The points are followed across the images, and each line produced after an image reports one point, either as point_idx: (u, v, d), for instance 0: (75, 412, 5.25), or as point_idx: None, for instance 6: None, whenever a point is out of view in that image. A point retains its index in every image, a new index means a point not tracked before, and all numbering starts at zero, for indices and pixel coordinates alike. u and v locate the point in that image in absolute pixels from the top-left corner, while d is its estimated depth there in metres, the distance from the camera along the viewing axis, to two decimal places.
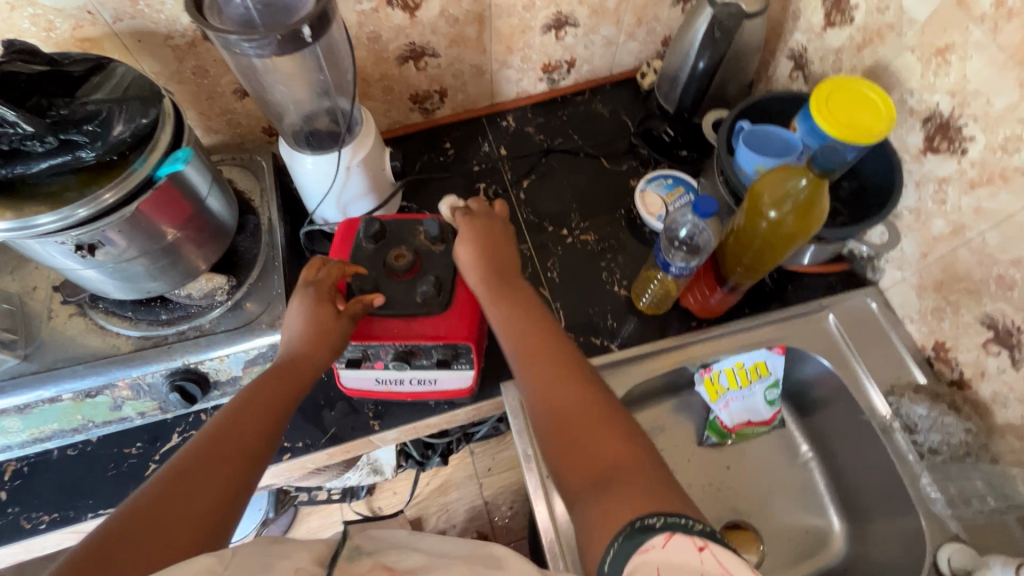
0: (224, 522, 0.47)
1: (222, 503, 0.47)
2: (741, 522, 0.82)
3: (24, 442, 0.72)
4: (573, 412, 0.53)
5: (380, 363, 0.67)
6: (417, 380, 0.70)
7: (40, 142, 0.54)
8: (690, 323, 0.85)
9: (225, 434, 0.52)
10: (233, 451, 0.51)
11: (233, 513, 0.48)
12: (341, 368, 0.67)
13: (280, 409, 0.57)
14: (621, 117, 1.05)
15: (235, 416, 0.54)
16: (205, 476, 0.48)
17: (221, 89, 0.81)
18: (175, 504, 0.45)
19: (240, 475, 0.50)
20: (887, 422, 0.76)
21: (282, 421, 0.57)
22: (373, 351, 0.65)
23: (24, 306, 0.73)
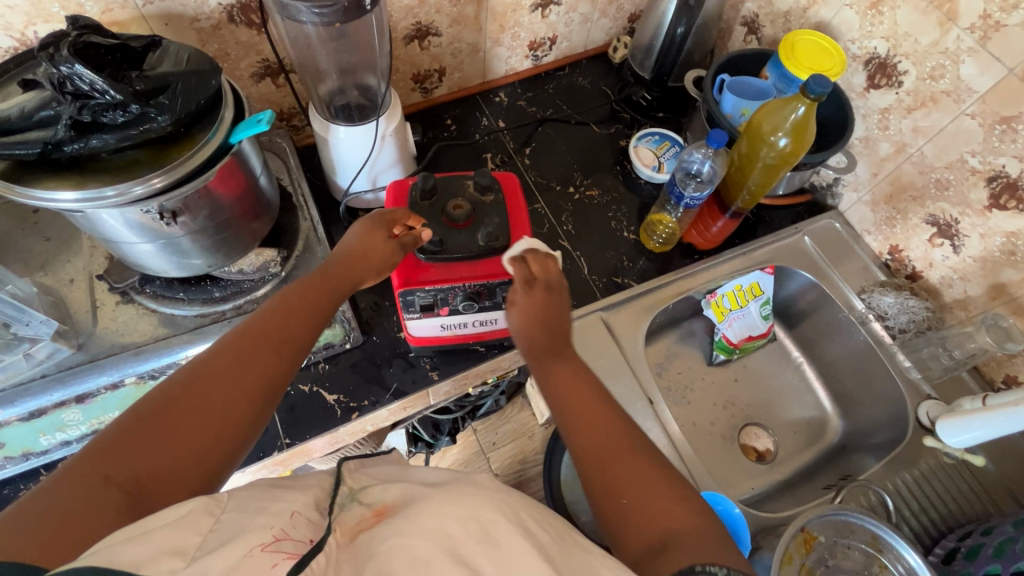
0: (262, 406, 0.51)
1: (261, 393, 0.51)
2: (753, 425, 0.94)
3: (83, 434, 0.72)
4: (619, 474, 0.51)
5: (448, 307, 0.73)
6: (479, 322, 0.77)
7: (119, 113, 0.55)
8: (693, 256, 0.96)
9: (264, 327, 0.55)
10: (279, 339, 0.55)
11: (270, 398, 0.52)
12: (412, 317, 0.74)
13: (320, 309, 0.61)
14: (600, 87, 1.16)
15: (276, 312, 0.57)
16: (246, 362, 0.52)
17: (240, 72, 0.82)
18: (219, 388, 0.49)
19: (284, 362, 0.54)
20: (863, 314, 0.90)
21: (324, 315, 0.61)
22: (443, 297, 0.71)
23: (64, 298, 0.72)
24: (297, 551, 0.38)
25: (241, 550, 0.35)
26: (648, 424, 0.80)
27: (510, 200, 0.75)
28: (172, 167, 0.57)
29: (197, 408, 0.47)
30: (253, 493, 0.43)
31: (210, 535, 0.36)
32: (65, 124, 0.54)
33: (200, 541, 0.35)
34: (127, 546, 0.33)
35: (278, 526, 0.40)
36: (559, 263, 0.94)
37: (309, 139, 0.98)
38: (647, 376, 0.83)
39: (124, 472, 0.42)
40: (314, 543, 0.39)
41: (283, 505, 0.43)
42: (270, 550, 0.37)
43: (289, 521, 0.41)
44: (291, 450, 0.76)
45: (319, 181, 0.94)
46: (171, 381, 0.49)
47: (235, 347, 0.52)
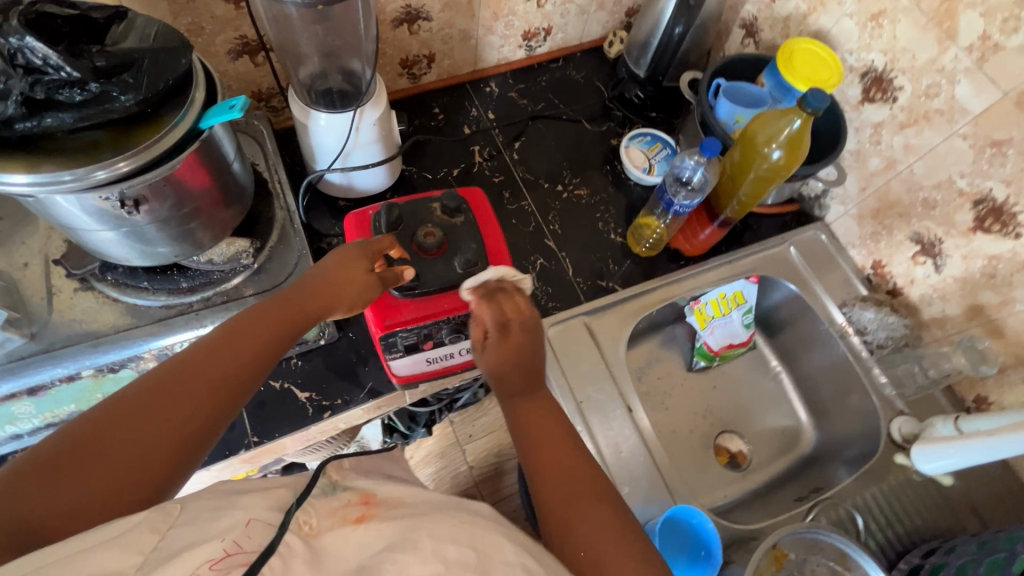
0: (191, 448, 0.47)
1: (192, 436, 0.47)
2: (729, 433, 0.94)
3: (36, 427, 0.68)
4: (580, 521, 0.50)
5: (432, 341, 0.69)
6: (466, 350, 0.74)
7: (76, 91, 0.51)
8: (679, 262, 0.95)
9: (208, 363, 0.51)
10: (221, 372, 0.51)
11: (202, 440, 0.48)
12: (395, 357, 0.70)
13: (276, 337, 0.56)
14: (593, 82, 1.13)
15: (225, 342, 0.53)
16: (181, 402, 0.48)
17: (215, 49, 0.77)
18: (144, 431, 0.45)
19: (224, 399, 0.50)
20: (843, 328, 0.91)
21: (279, 345, 0.56)
22: (428, 332, 0.68)
23: (17, 283, 0.67)
24: (251, 559, 0.36)
25: (185, 568, 0.35)
26: (626, 431, 0.79)
27: (482, 218, 0.72)
28: (134, 152, 0.53)
29: (115, 452, 0.43)
30: (209, 503, 0.42)
31: (152, 555, 0.36)
32: (15, 100, 0.49)
33: (139, 563, 0.35)
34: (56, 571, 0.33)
35: (231, 537, 0.38)
36: (544, 264, 0.92)
37: (288, 122, 0.93)
38: (627, 382, 0.83)
39: (15, 521, 0.38)
40: (268, 548, 0.38)
41: (239, 511, 0.41)
42: (222, 566, 0.35)
43: (243, 529, 0.39)
44: (260, 448, 0.73)
45: (297, 166, 0.90)
46: (94, 413, 0.45)
47: (171, 381, 0.48)
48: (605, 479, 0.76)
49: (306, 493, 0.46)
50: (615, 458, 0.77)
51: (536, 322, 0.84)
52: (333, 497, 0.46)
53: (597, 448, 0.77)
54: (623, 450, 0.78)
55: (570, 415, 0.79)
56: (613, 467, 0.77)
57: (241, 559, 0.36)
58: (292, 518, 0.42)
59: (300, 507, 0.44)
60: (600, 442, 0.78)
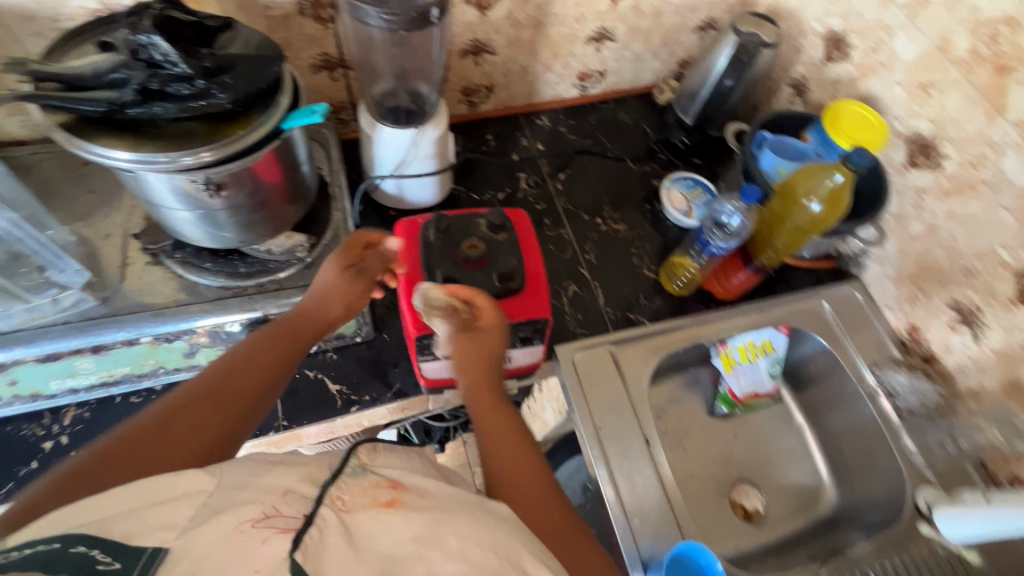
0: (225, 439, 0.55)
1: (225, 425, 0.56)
2: (747, 482, 0.92)
3: (92, 384, 0.73)
4: (531, 510, 0.55)
5: None
6: None
7: (185, 86, 0.58)
8: (709, 304, 0.96)
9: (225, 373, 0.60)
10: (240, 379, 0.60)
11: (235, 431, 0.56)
12: (426, 360, 0.73)
13: (286, 347, 0.65)
14: (641, 125, 1.18)
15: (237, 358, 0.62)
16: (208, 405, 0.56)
17: (300, 62, 0.85)
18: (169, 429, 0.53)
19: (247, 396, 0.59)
20: (873, 389, 0.89)
21: (293, 354, 0.65)
22: None
23: (99, 251, 0.74)
24: (290, 526, 0.40)
25: (232, 523, 0.39)
26: (642, 464, 0.79)
27: (523, 237, 0.75)
28: (221, 143, 0.59)
29: (158, 445, 0.51)
30: (246, 468, 0.45)
31: (202, 508, 0.40)
32: (133, 89, 0.57)
33: (191, 516, 0.39)
34: (120, 520, 0.38)
35: (269, 503, 0.41)
36: (576, 291, 0.95)
37: (353, 134, 1.00)
38: (647, 416, 0.83)
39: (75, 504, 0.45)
40: (306, 518, 0.41)
41: (276, 481, 0.44)
42: (261, 526, 0.39)
43: (281, 498, 0.43)
44: (287, 433, 0.76)
45: (357, 174, 0.96)
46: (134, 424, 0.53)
47: (198, 392, 0.57)
48: (616, 512, 0.76)
49: (338, 471, 0.48)
50: (629, 492, 0.77)
51: (563, 345, 0.86)
52: (363, 479, 0.47)
53: (611, 480, 0.77)
54: (636, 482, 0.78)
55: (587, 441, 0.80)
56: (625, 498, 0.77)
57: (277, 523, 0.40)
58: (327, 492, 0.45)
59: (335, 481, 0.46)
60: (614, 472, 0.78)
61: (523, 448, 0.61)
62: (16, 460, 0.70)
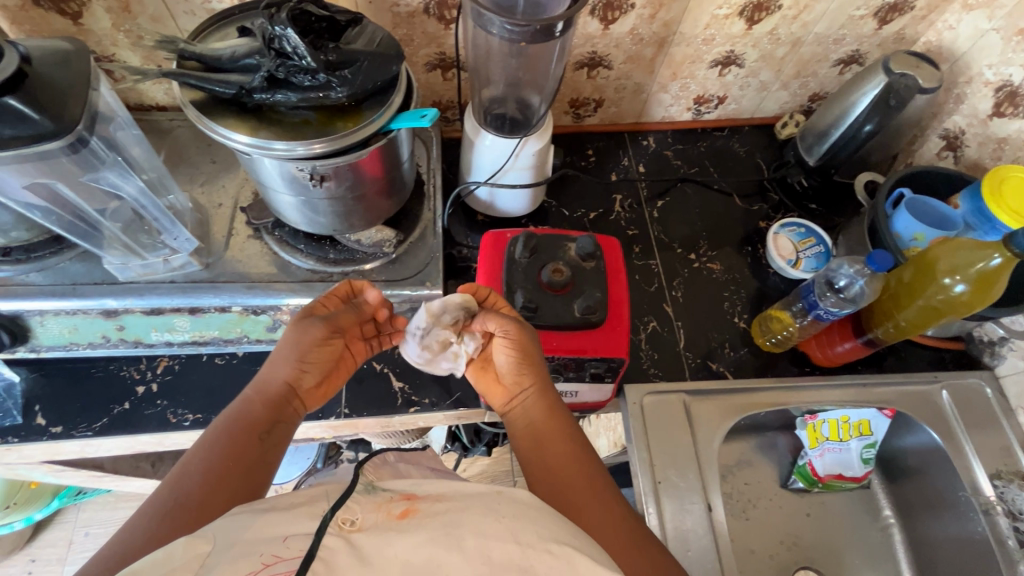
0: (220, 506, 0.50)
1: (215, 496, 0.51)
2: (814, 572, 0.83)
3: (184, 341, 0.78)
4: (594, 515, 0.54)
5: None
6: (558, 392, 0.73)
7: (308, 78, 0.60)
8: (805, 368, 0.86)
9: (199, 458, 0.53)
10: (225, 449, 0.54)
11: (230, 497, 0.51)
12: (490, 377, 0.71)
13: (273, 406, 0.60)
14: (755, 159, 1.09)
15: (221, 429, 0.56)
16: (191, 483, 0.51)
17: (416, 59, 0.86)
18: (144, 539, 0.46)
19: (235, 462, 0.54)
20: (989, 503, 0.76)
21: (280, 414, 0.60)
22: None
23: (210, 219, 0.80)
24: (292, 568, 0.35)
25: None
26: (700, 531, 0.73)
27: (611, 268, 0.71)
28: (331, 137, 0.60)
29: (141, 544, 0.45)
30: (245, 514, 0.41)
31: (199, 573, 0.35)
32: (262, 76, 0.59)
33: None
34: None
35: (269, 551, 0.37)
36: (656, 328, 0.89)
37: (455, 133, 1.00)
38: (713, 478, 0.77)
39: None
40: (308, 555, 0.36)
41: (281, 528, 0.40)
42: None
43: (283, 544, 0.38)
44: (347, 421, 0.78)
45: (452, 175, 0.96)
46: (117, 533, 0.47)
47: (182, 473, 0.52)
48: None
49: (349, 490, 0.45)
50: (684, 561, 0.71)
51: (634, 386, 0.81)
52: (376, 493, 0.45)
53: (665, 543, 0.71)
54: (691, 549, 0.72)
55: (644, 492, 0.74)
56: (677, 565, 0.71)
57: (279, 571, 0.35)
58: (333, 516, 0.41)
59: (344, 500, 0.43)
60: (668, 533, 0.72)
61: (560, 443, 0.61)
62: (112, 398, 0.76)
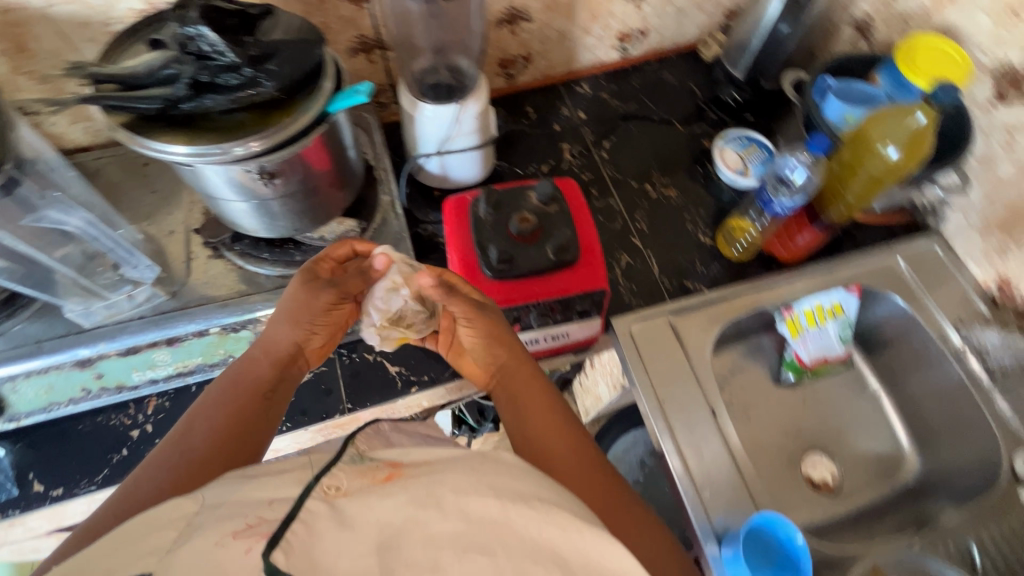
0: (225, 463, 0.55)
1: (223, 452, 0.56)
2: (817, 451, 0.88)
3: (169, 375, 0.76)
4: (566, 452, 0.60)
5: (520, 323, 0.72)
6: (549, 337, 0.75)
7: (233, 76, 0.58)
8: (771, 268, 0.91)
9: (200, 422, 0.58)
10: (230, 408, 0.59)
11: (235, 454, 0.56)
12: None
13: (277, 367, 0.65)
14: (687, 84, 1.11)
15: (224, 390, 0.61)
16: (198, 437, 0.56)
17: (338, 46, 0.84)
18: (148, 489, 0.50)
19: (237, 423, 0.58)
20: (959, 349, 0.84)
21: (281, 375, 0.65)
22: (516, 313, 0.70)
23: (165, 248, 0.77)
24: (272, 529, 0.36)
25: (213, 540, 0.35)
26: (709, 437, 0.77)
27: (574, 208, 0.73)
28: (271, 132, 0.59)
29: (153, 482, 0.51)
30: (227, 485, 0.43)
31: (183, 531, 0.37)
32: (185, 82, 0.57)
33: (175, 537, 0.37)
34: (108, 557, 0.35)
35: (255, 513, 0.37)
36: (629, 261, 0.92)
37: (393, 116, 1.00)
38: (712, 387, 0.80)
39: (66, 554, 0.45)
40: (289, 514, 0.37)
41: (263, 495, 0.41)
42: (244, 537, 0.35)
43: (266, 506, 0.39)
44: (351, 415, 0.78)
45: (399, 157, 0.96)
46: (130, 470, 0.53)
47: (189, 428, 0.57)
48: (687, 486, 0.73)
49: (337, 458, 0.47)
50: (701, 468, 0.75)
51: (620, 317, 0.83)
52: (362, 463, 0.47)
53: (680, 455, 0.75)
54: (704, 454, 0.76)
55: (651, 412, 0.78)
56: (694, 471, 0.74)
57: (263, 530, 0.36)
58: (320, 484, 0.42)
59: (332, 466, 0.45)
60: (681, 445, 0.76)
61: (548, 417, 0.63)
62: (107, 448, 0.74)
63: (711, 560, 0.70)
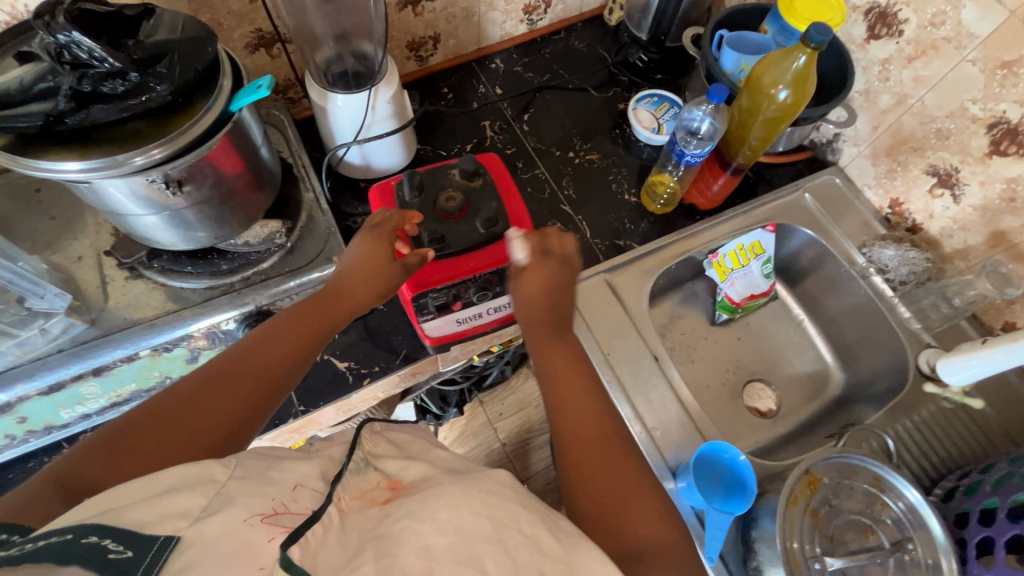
0: (244, 423, 0.56)
1: (244, 418, 0.56)
2: (755, 380, 0.95)
3: (103, 407, 0.74)
4: (618, 481, 0.56)
5: (461, 301, 0.72)
6: (493, 310, 0.76)
7: (119, 82, 0.55)
8: (695, 217, 0.96)
9: (260, 354, 0.60)
10: (261, 370, 0.59)
11: (254, 418, 0.57)
12: (425, 319, 0.72)
13: (319, 334, 0.64)
14: (597, 50, 1.14)
15: (258, 345, 0.61)
16: (228, 398, 0.56)
17: (234, 43, 0.80)
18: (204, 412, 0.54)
19: (259, 390, 0.58)
20: (864, 268, 0.91)
21: (316, 344, 0.64)
22: (456, 291, 0.70)
23: (75, 275, 0.73)
24: (293, 526, 0.42)
25: (241, 515, 0.41)
26: (655, 381, 0.81)
27: (498, 181, 0.74)
28: (172, 137, 0.57)
29: (174, 426, 0.52)
30: (255, 464, 0.48)
31: (215, 499, 0.42)
32: (66, 95, 0.54)
33: (203, 505, 0.41)
34: (134, 510, 0.38)
35: (280, 500, 0.45)
36: (562, 228, 0.95)
37: (306, 111, 0.97)
38: (652, 335, 0.85)
39: (82, 480, 0.47)
40: (311, 516, 0.44)
41: (286, 477, 0.49)
42: (269, 521, 0.42)
43: (291, 494, 0.46)
44: (306, 416, 0.77)
45: (318, 153, 0.93)
46: (156, 403, 0.54)
47: (224, 377, 0.57)
48: (639, 429, 0.78)
49: (344, 468, 0.53)
50: (651, 411, 0.79)
51: (561, 281, 0.86)
52: (364, 480, 0.52)
53: (630, 401, 0.79)
54: (653, 399, 0.80)
55: (598, 366, 0.81)
56: (645, 416, 0.79)
57: (285, 518, 0.43)
58: (333, 492, 0.48)
59: (340, 480, 0.50)
60: (630, 393, 0.80)
61: (587, 412, 0.61)
62: None
63: (670, 495, 0.74)
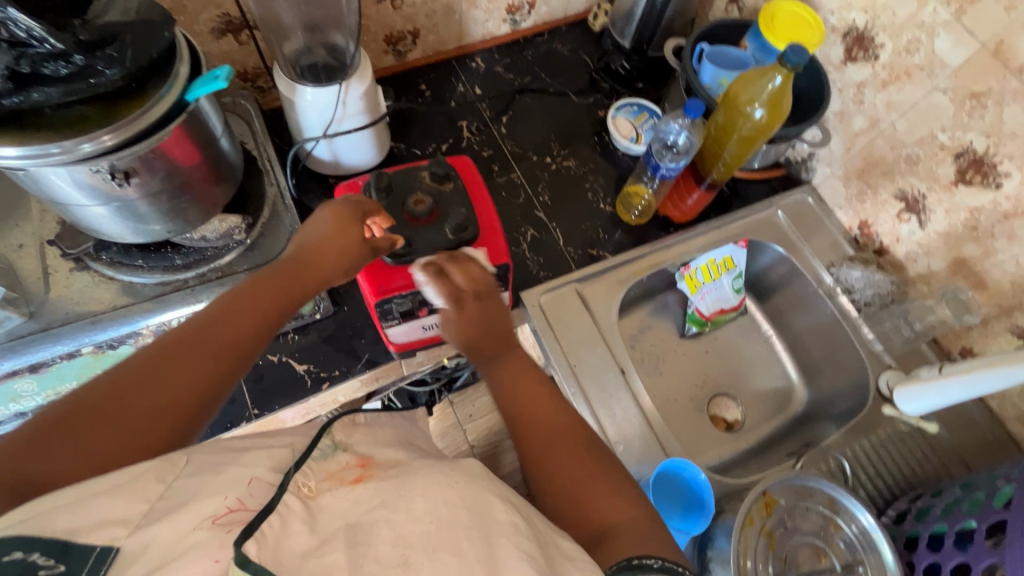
0: (210, 401, 0.51)
1: (208, 395, 0.51)
2: (721, 394, 0.95)
3: (40, 403, 0.71)
4: (566, 464, 0.56)
5: (428, 308, 0.70)
6: None
7: (62, 64, 0.51)
8: (668, 229, 0.96)
9: (227, 324, 0.54)
10: (223, 341, 0.53)
11: (219, 393, 0.52)
12: (391, 326, 0.71)
13: (286, 303, 0.59)
14: (580, 55, 1.13)
15: (218, 315, 0.54)
16: (187, 373, 0.50)
17: (198, 27, 0.77)
18: (168, 390, 0.48)
19: (226, 364, 0.52)
20: (831, 288, 0.92)
21: (283, 314, 0.59)
22: (422, 298, 0.69)
23: (14, 264, 0.68)
24: (249, 518, 0.37)
25: (189, 523, 0.36)
26: (620, 394, 0.81)
27: (470, 185, 0.73)
28: (122, 124, 0.53)
29: (127, 408, 0.46)
30: (210, 458, 0.43)
31: (158, 503, 0.37)
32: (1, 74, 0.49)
33: (145, 511, 0.37)
34: (63, 514, 0.35)
35: (234, 494, 0.39)
36: (535, 234, 0.93)
37: (275, 102, 0.94)
38: (620, 348, 0.84)
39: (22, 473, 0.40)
40: (267, 505, 0.38)
41: (242, 469, 0.41)
42: (223, 521, 0.36)
43: (246, 488, 0.40)
44: (261, 421, 0.74)
45: (287, 145, 0.90)
46: (103, 381, 0.47)
47: (182, 348, 0.51)
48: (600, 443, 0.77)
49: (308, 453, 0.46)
50: (613, 425, 0.79)
51: (529, 290, 0.85)
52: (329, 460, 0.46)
53: (593, 414, 0.79)
54: (616, 412, 0.79)
55: (564, 377, 0.80)
56: (608, 429, 0.78)
57: (241, 515, 0.37)
58: (292, 479, 0.42)
59: (299, 466, 0.44)
60: (594, 406, 0.79)
61: (548, 408, 0.61)
62: None
63: None
